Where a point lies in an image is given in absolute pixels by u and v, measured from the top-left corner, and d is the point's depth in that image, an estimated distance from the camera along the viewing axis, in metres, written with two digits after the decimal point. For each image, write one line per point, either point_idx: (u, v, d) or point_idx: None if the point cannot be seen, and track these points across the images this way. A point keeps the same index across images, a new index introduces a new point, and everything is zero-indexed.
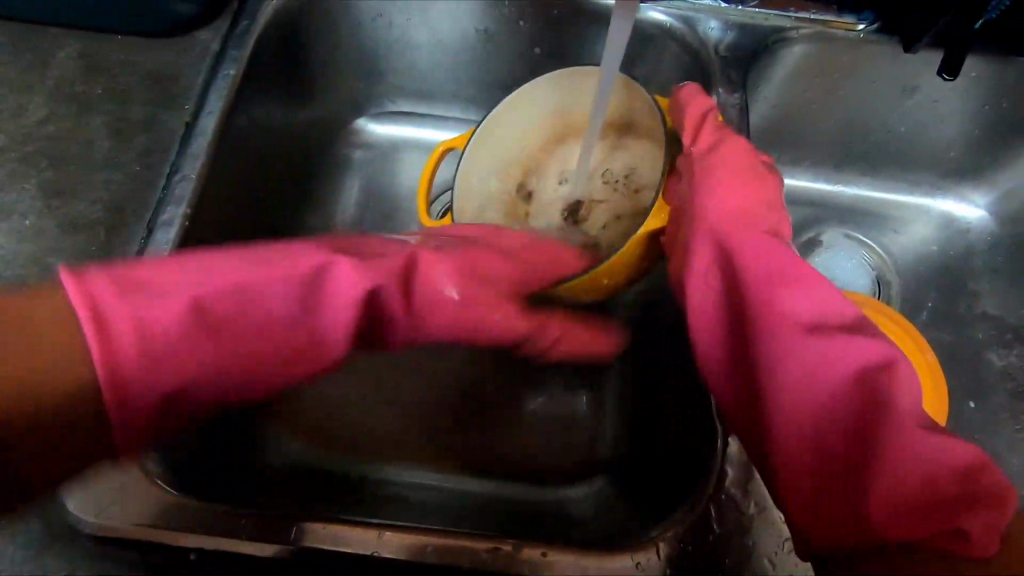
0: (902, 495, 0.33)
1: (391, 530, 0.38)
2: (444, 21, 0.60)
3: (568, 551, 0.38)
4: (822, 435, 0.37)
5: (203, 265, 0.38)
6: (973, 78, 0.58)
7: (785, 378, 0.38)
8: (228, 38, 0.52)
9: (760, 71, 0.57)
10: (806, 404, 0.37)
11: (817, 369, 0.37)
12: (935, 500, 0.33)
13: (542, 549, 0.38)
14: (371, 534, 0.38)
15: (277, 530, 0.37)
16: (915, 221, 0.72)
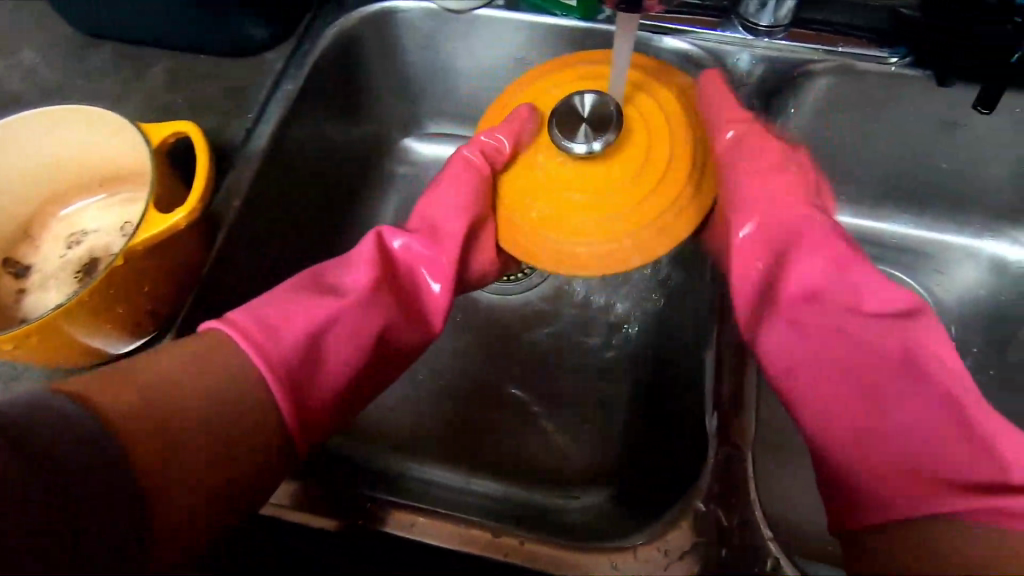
0: (907, 449, 0.45)
1: (302, 485, 0.44)
2: (483, 52, 0.64)
3: (544, 544, 0.40)
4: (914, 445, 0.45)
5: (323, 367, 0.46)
6: (1018, 115, 0.57)
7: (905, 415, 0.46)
8: (290, 59, 0.59)
9: (785, 102, 0.59)
10: (914, 426, 0.45)
11: (859, 362, 0.48)
12: (987, 492, 0.42)
13: (519, 539, 0.40)
14: (283, 490, 0.43)
15: (298, 494, 0.43)
16: (964, 264, 0.68)
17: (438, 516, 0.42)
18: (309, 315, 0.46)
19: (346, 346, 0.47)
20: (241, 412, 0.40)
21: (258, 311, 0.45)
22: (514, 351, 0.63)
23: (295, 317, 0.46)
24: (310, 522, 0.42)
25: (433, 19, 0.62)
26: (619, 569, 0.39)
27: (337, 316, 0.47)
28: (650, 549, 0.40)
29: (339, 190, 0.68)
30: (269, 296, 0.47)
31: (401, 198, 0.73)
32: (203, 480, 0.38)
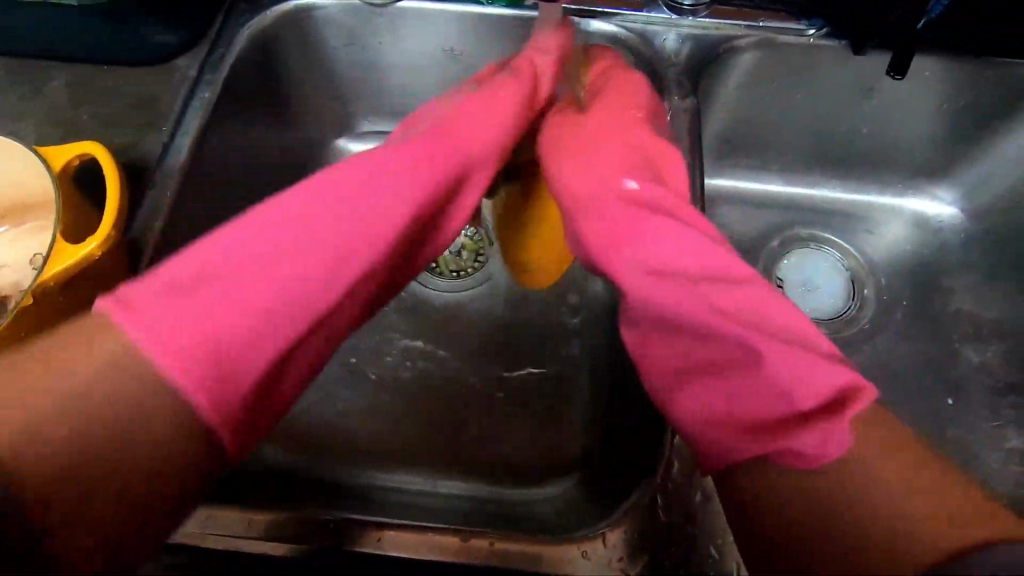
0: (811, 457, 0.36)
1: (259, 514, 0.42)
2: (410, 45, 0.63)
3: (514, 541, 0.40)
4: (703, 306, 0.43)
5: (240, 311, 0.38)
6: (927, 76, 0.60)
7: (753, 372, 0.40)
8: (204, 64, 0.55)
9: (710, 81, 0.60)
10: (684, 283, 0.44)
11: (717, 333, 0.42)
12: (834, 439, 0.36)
13: (489, 539, 0.40)
14: (240, 519, 0.41)
15: (254, 524, 0.41)
16: (889, 222, 0.72)
17: (419, 529, 0.41)
18: (270, 260, 0.40)
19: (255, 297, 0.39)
20: (138, 374, 0.34)
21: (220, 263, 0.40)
22: (470, 348, 0.62)
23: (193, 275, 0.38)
24: (269, 550, 0.41)
25: (356, 13, 0.59)
26: (590, 556, 0.39)
27: (278, 244, 0.41)
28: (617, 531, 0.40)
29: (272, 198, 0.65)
30: (179, 255, 0.40)
31: None
32: (134, 481, 0.33)
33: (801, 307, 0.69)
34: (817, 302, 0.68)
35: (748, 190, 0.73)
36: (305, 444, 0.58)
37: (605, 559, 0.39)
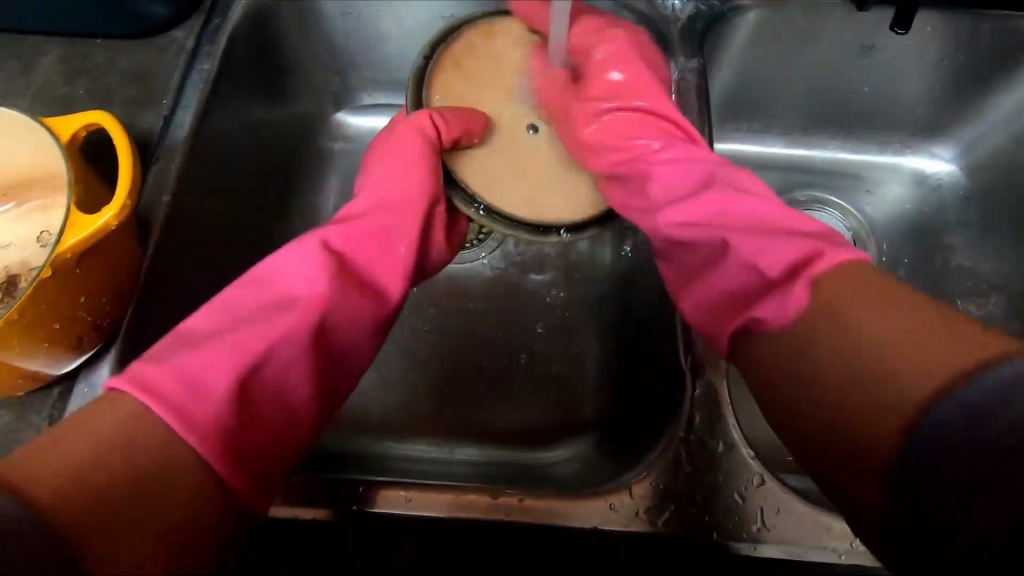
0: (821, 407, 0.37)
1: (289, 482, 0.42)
2: (409, 14, 0.62)
3: (542, 499, 0.41)
4: (749, 283, 0.44)
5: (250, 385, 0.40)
6: (928, 32, 0.60)
7: (792, 275, 0.42)
8: (200, 35, 0.54)
9: (716, 40, 0.60)
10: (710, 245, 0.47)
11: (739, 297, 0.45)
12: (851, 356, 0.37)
13: (518, 497, 0.41)
14: None
15: (286, 493, 0.42)
16: (889, 181, 0.73)
17: (447, 492, 0.41)
18: (249, 345, 0.41)
19: (273, 389, 0.41)
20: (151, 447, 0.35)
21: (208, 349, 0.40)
22: (480, 318, 0.63)
23: (206, 370, 0.38)
24: (300, 514, 0.41)
25: None
26: (618, 507, 0.41)
27: (247, 343, 0.41)
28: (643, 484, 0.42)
29: (275, 174, 0.64)
30: (185, 329, 0.41)
31: (341, 175, 0.69)
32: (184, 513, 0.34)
33: None
34: None
35: (749, 153, 0.73)
36: None
37: (632, 510, 0.41)
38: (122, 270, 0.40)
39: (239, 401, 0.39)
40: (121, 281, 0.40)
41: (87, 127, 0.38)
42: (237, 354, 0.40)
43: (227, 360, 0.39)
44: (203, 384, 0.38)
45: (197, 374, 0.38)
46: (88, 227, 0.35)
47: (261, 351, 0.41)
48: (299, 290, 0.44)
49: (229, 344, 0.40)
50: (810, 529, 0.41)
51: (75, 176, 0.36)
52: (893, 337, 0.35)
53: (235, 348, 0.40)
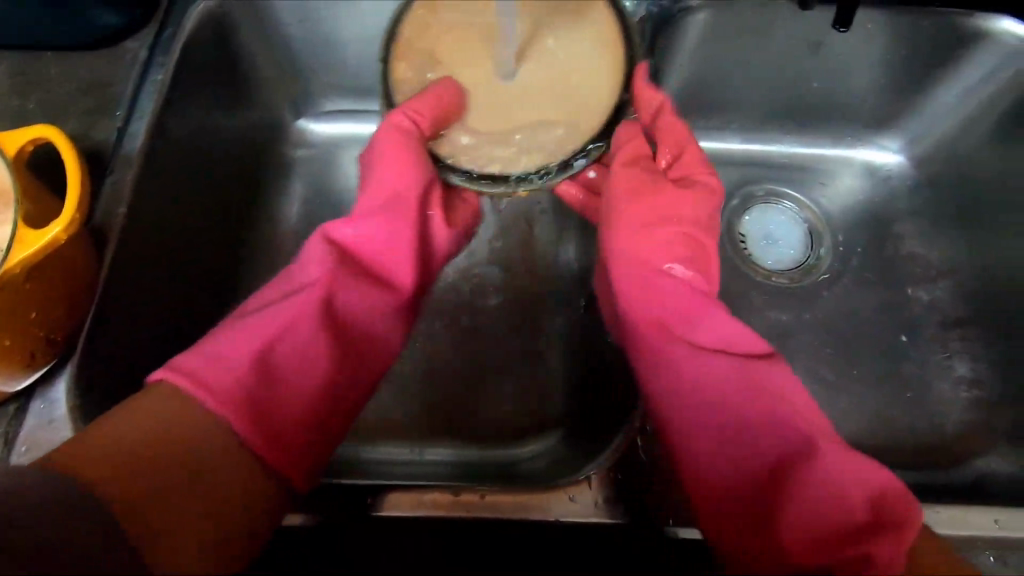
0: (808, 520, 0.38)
1: None
2: (367, 19, 0.62)
3: (503, 493, 0.42)
4: (706, 411, 0.44)
5: (279, 369, 0.44)
6: (869, 29, 0.62)
7: (808, 473, 0.39)
8: (154, 45, 0.54)
9: (668, 40, 0.61)
10: (708, 401, 0.44)
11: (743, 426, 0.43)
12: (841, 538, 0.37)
13: (480, 493, 0.42)
14: None
15: None
16: (842, 173, 0.75)
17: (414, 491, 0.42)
18: (272, 333, 0.45)
19: (297, 362, 0.45)
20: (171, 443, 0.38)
21: (240, 340, 0.44)
22: (447, 320, 0.63)
23: (240, 349, 0.43)
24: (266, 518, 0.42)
25: None
26: (577, 499, 0.42)
27: (275, 330, 0.45)
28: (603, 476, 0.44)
29: (237, 181, 0.64)
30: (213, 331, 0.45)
31: (306, 181, 0.70)
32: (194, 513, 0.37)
33: (764, 260, 0.72)
34: (778, 253, 0.72)
35: (708, 149, 0.75)
36: None
37: (592, 500, 0.42)
38: (77, 285, 0.40)
39: (260, 380, 0.43)
40: (77, 295, 0.40)
41: (35, 141, 0.38)
42: (263, 341, 0.45)
43: (250, 348, 0.44)
44: (237, 371, 0.42)
45: (226, 362, 0.42)
46: (35, 240, 0.35)
47: (278, 336, 0.45)
48: (311, 275, 0.49)
49: (255, 334, 0.45)
50: None
51: (24, 191, 0.36)
52: (833, 537, 0.37)
53: (260, 336, 0.45)
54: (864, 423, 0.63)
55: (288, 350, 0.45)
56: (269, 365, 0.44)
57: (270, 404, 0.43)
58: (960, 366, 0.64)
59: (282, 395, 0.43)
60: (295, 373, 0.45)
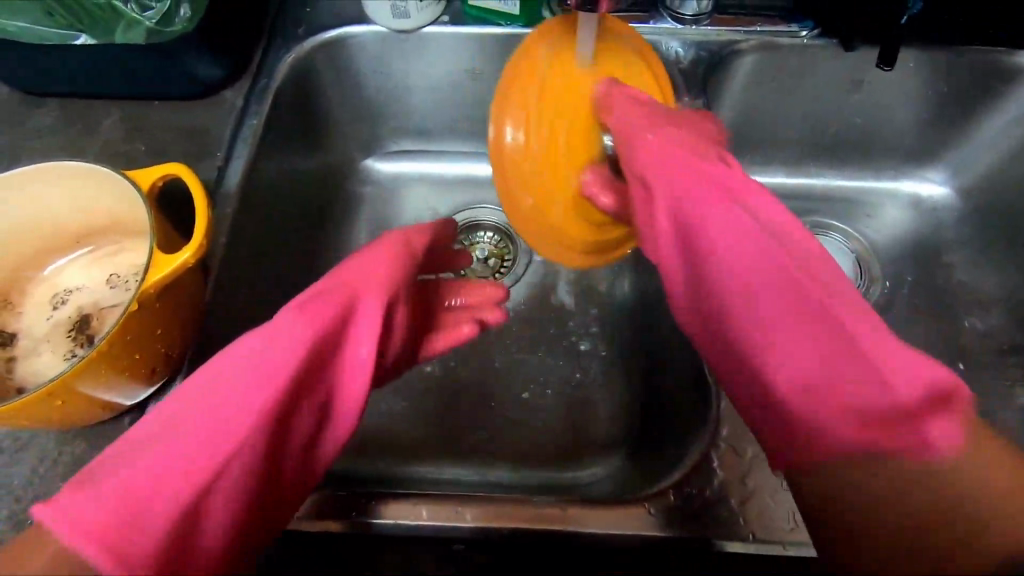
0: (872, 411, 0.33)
1: (324, 498, 0.44)
2: (434, 70, 0.68)
3: (582, 507, 0.43)
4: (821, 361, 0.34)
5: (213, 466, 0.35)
6: (910, 68, 0.66)
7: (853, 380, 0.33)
8: (249, 94, 0.60)
9: (717, 81, 0.65)
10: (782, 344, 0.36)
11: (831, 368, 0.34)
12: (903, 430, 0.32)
13: (561, 507, 0.43)
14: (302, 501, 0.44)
15: (325, 511, 0.44)
16: (886, 205, 0.77)
17: (486, 504, 0.44)
18: (220, 407, 0.37)
19: (231, 461, 0.36)
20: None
21: (190, 411, 0.37)
22: (507, 348, 0.66)
23: (240, 386, 0.37)
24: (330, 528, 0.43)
25: (386, 41, 0.65)
26: (654, 515, 0.43)
27: (228, 403, 0.37)
28: (693, 499, 0.44)
29: (312, 217, 0.69)
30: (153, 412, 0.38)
31: (371, 216, 0.75)
32: None
33: None
34: None
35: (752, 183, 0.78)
36: (360, 443, 0.61)
37: (668, 516, 0.43)
38: (190, 304, 0.44)
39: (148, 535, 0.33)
40: (189, 312, 0.44)
41: (165, 176, 0.43)
42: (209, 414, 0.37)
43: (184, 428, 0.36)
44: (128, 468, 0.34)
45: (138, 463, 0.34)
46: (167, 263, 0.39)
47: (227, 412, 0.37)
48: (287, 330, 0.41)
49: (198, 409, 0.37)
50: None
51: (157, 222, 0.41)
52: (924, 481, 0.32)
53: (216, 408, 0.37)
54: None
55: (227, 434, 0.36)
56: (200, 456, 0.35)
57: (161, 512, 0.33)
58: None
59: (191, 525, 0.35)
60: (228, 478, 0.36)
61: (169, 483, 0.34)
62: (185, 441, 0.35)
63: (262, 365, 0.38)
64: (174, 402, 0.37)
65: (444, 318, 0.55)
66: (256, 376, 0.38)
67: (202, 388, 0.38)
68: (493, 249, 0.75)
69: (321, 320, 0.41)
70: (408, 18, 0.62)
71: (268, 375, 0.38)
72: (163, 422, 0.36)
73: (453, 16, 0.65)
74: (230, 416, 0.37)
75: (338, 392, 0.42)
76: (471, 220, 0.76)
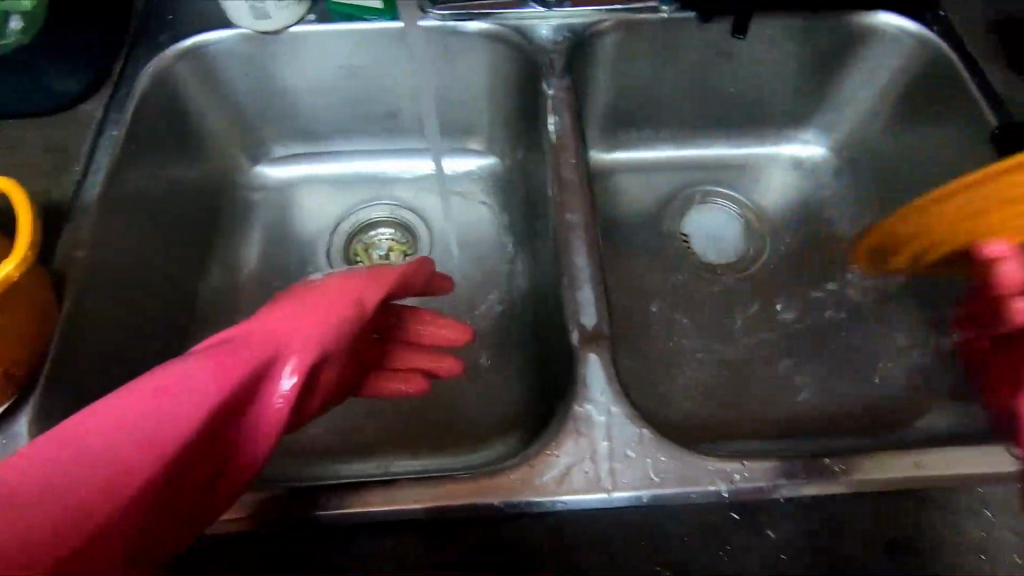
0: None
1: None
2: (309, 69, 0.68)
3: (430, 485, 0.42)
4: None
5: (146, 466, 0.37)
6: (773, 36, 0.68)
7: None
8: (109, 106, 0.58)
9: (586, 61, 0.66)
10: None
11: None
12: None
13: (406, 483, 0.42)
14: None
15: None
16: (772, 169, 0.80)
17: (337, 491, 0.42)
18: (163, 413, 0.39)
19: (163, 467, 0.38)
20: None
21: (136, 408, 0.38)
22: None
23: (149, 421, 0.38)
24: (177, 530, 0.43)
25: (252, 43, 0.64)
26: (514, 482, 0.42)
27: (173, 410, 0.39)
28: (570, 478, 0.43)
29: (199, 226, 0.68)
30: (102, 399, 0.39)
31: (264, 221, 0.74)
32: None
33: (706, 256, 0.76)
34: (718, 249, 0.76)
35: (641, 158, 0.80)
36: None
37: (527, 480, 0.43)
38: (32, 318, 0.43)
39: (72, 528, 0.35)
40: (31, 326, 0.43)
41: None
42: (152, 416, 0.38)
43: (129, 425, 0.38)
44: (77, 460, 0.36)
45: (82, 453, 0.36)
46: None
47: (171, 417, 0.39)
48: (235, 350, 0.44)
49: (144, 408, 0.39)
50: (700, 477, 0.43)
51: None
52: None
53: (159, 413, 0.39)
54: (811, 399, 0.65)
55: (164, 441, 0.38)
56: (136, 457, 0.37)
57: (90, 512, 0.35)
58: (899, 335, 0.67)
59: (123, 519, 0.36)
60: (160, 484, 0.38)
61: (107, 482, 0.36)
62: (126, 440, 0.37)
63: (209, 384, 0.41)
64: (124, 398, 0.39)
65: (391, 368, 0.53)
66: (203, 394, 0.40)
67: (152, 389, 0.39)
68: (393, 244, 0.75)
69: (242, 369, 0.43)
70: (269, 19, 0.61)
71: (212, 396, 0.40)
72: (111, 415, 0.38)
73: (319, 14, 0.64)
74: (170, 422, 0.38)
75: (265, 415, 0.44)
76: (364, 215, 0.76)
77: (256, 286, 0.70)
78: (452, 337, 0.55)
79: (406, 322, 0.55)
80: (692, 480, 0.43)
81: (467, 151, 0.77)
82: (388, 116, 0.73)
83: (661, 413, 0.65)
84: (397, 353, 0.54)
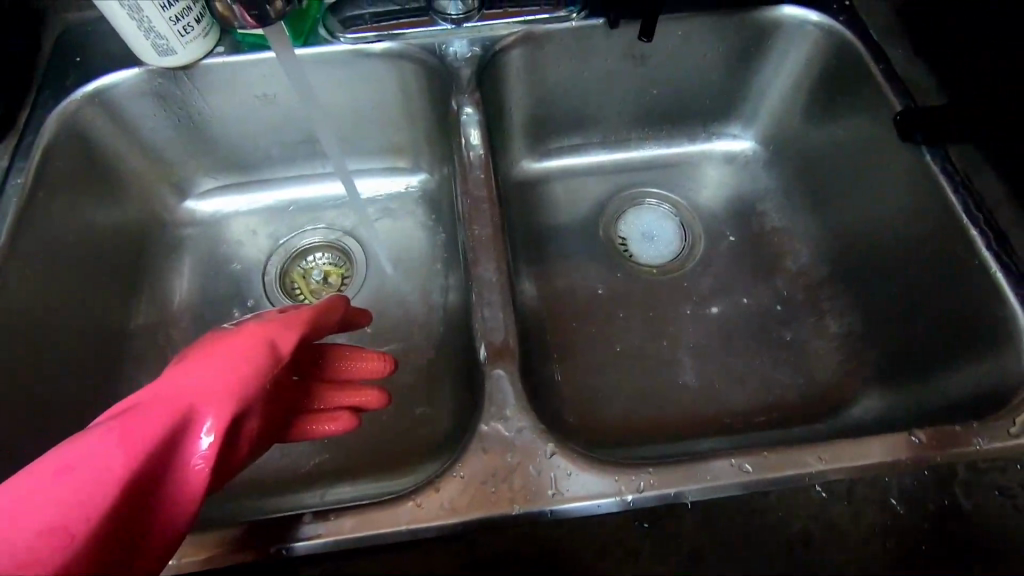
0: None
1: None
2: (224, 102, 0.67)
3: (337, 516, 0.41)
4: None
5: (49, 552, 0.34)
6: (683, 36, 0.68)
7: None
8: (14, 153, 0.58)
9: (499, 74, 0.67)
10: None
11: None
12: None
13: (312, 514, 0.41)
14: None
15: None
16: (704, 165, 0.80)
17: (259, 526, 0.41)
18: (64, 493, 0.36)
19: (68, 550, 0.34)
20: None
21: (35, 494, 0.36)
22: None
23: (49, 506, 0.35)
24: None
25: (162, 79, 0.63)
26: (421, 506, 0.42)
27: (73, 488, 0.36)
28: (476, 497, 0.42)
29: (124, 265, 0.68)
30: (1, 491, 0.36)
31: (196, 255, 0.73)
32: None
33: (642, 257, 0.76)
34: (654, 250, 0.76)
35: (573, 164, 0.80)
36: None
37: (435, 504, 0.42)
38: None
39: None
40: None
41: None
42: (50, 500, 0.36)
43: (27, 512, 0.35)
44: None
45: None
46: None
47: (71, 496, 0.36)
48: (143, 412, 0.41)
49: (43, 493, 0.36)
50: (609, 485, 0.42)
51: None
52: None
53: (58, 494, 0.36)
54: (747, 394, 0.65)
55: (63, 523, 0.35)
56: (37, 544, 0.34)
57: None
58: (832, 323, 0.67)
59: None
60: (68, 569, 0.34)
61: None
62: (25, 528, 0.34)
63: (113, 450, 0.38)
64: (21, 486, 0.36)
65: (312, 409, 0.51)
66: (106, 465, 0.37)
67: (50, 470, 0.37)
68: (328, 268, 0.74)
69: (153, 433, 0.39)
70: (176, 55, 0.60)
71: (118, 464, 0.37)
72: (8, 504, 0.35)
73: (227, 46, 0.64)
74: (71, 502, 0.35)
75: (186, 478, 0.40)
76: (297, 240, 0.75)
77: (186, 321, 0.69)
78: (376, 370, 0.55)
79: (329, 362, 0.54)
80: (600, 492, 0.42)
81: (396, 170, 0.77)
82: (312, 142, 0.73)
83: (600, 420, 0.64)
84: (321, 392, 0.52)
